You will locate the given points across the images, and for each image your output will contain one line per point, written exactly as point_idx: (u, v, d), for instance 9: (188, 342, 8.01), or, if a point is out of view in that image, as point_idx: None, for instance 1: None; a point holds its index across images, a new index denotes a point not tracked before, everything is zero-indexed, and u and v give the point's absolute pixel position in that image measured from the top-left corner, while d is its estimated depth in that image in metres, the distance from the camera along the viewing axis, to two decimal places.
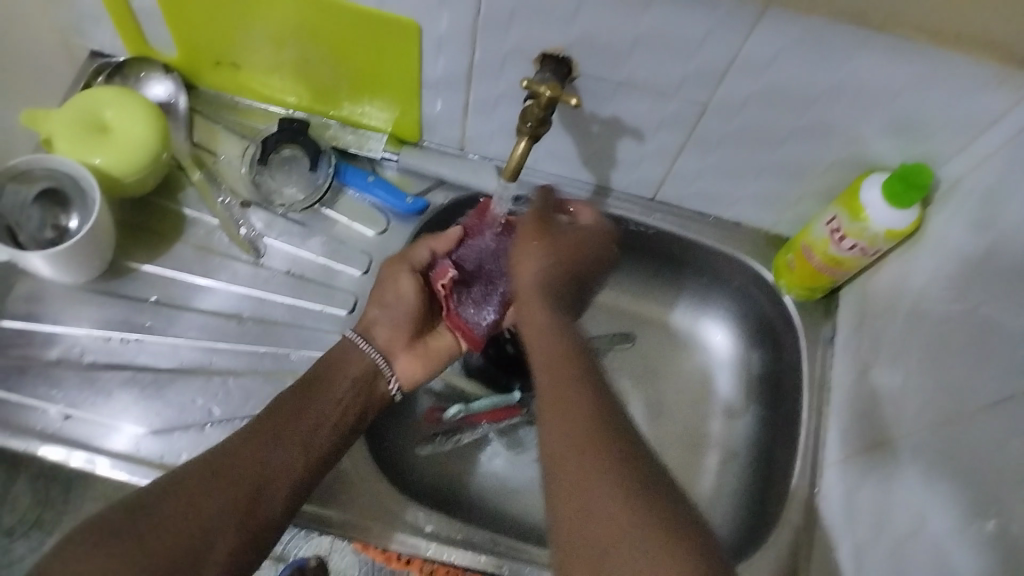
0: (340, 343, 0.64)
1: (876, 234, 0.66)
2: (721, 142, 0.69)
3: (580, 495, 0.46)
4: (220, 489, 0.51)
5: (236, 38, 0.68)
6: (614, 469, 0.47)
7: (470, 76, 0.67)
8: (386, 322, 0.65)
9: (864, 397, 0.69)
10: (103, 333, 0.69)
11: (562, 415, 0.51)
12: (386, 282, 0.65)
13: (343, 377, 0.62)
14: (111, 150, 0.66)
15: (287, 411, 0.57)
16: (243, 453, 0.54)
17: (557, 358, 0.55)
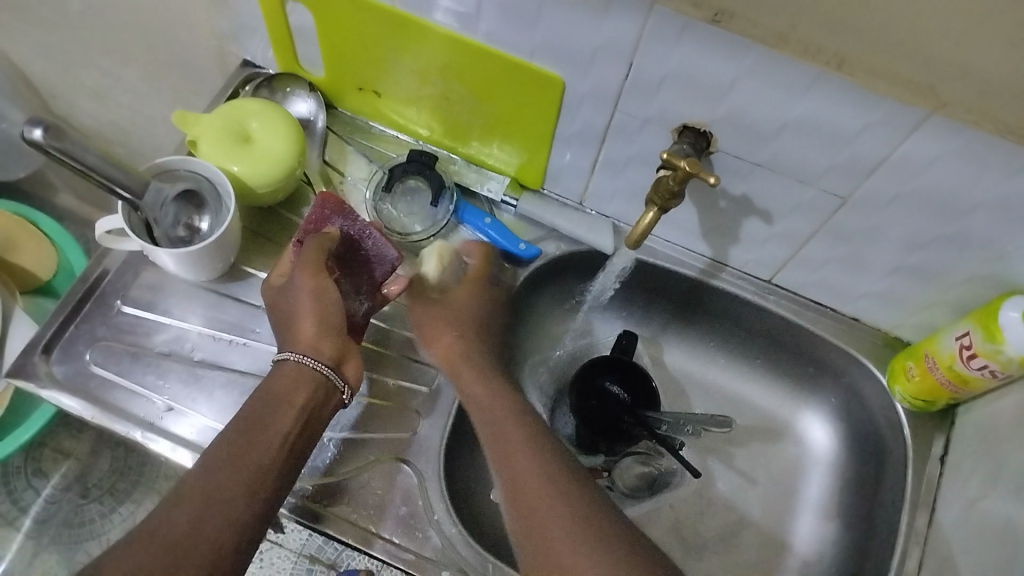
0: (285, 371, 0.62)
1: (1011, 360, 0.61)
2: (854, 237, 0.66)
3: (539, 528, 0.57)
4: (157, 555, 0.50)
5: (383, 68, 0.70)
6: (567, 510, 0.58)
7: (606, 134, 0.67)
8: (314, 328, 0.64)
9: (976, 528, 0.64)
10: (214, 332, 0.71)
11: (552, 537, 0.57)
12: (294, 296, 0.65)
13: (289, 412, 0.60)
14: (251, 159, 0.68)
15: (213, 466, 0.55)
16: (175, 516, 0.52)
17: (508, 447, 0.64)
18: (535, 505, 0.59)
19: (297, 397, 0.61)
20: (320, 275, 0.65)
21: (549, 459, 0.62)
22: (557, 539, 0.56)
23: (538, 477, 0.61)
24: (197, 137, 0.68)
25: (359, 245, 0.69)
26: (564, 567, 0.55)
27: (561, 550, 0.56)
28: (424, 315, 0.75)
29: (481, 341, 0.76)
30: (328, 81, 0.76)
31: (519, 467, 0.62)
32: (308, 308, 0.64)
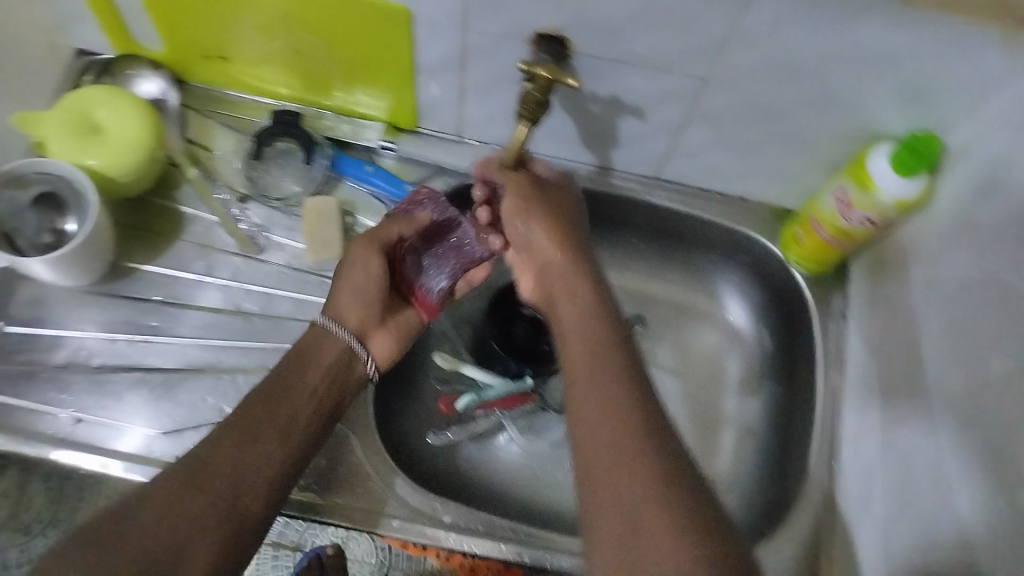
0: (311, 330, 0.60)
1: (886, 206, 0.64)
2: (724, 116, 0.67)
3: (615, 484, 0.44)
4: (194, 499, 0.48)
5: (223, 30, 0.67)
6: (648, 458, 0.44)
7: (465, 58, 0.66)
8: (352, 298, 0.62)
9: (882, 369, 0.68)
10: (109, 335, 0.69)
11: (587, 384, 0.50)
12: (354, 263, 0.62)
13: (321, 369, 0.58)
14: (104, 150, 0.66)
15: (245, 420, 0.53)
16: (216, 457, 0.50)
17: (591, 361, 0.51)
18: (583, 378, 0.50)
19: (326, 355, 0.59)
20: (376, 256, 0.62)
21: (609, 313, 0.55)
22: (589, 389, 0.49)
23: (582, 312, 0.55)
24: (42, 136, 0.65)
25: (449, 236, 0.67)
26: (583, 405, 0.49)
27: (580, 392, 0.50)
28: (523, 183, 0.62)
29: (578, 216, 0.64)
30: (172, 53, 0.73)
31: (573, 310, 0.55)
32: (361, 277, 0.62)
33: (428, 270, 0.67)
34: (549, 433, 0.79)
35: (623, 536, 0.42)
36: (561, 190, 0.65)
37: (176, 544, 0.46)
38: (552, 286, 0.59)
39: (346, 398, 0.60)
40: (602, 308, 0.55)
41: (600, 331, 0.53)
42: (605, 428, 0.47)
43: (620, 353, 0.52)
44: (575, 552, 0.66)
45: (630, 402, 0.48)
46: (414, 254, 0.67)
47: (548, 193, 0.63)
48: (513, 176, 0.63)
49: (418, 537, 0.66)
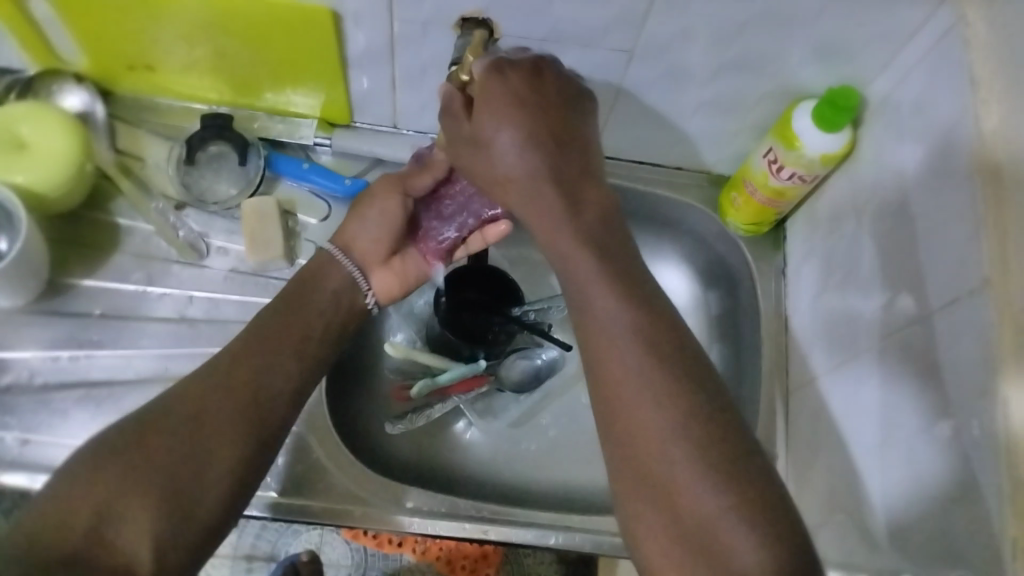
0: (318, 257, 0.65)
1: (812, 160, 0.66)
2: (651, 87, 0.69)
3: (651, 458, 0.45)
4: (213, 405, 0.53)
5: (145, 39, 0.66)
6: (690, 436, 0.45)
7: (392, 48, 0.66)
8: (359, 228, 0.66)
9: (820, 321, 0.70)
10: (51, 354, 0.68)
11: (607, 326, 0.49)
12: (373, 200, 0.66)
13: (325, 294, 0.63)
14: (31, 165, 0.65)
15: (261, 337, 0.58)
16: (238, 366, 0.56)
17: (612, 336, 0.49)
18: (612, 349, 0.48)
19: (332, 279, 0.64)
20: (399, 194, 0.66)
21: (602, 235, 0.53)
22: (616, 329, 0.49)
23: (593, 254, 0.51)
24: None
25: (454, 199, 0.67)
26: (614, 351, 0.48)
27: (600, 339, 0.49)
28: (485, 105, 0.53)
29: (563, 109, 0.54)
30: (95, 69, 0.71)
31: (572, 248, 0.52)
32: (374, 211, 0.66)
33: (437, 219, 0.68)
34: (504, 415, 0.81)
35: (662, 497, 0.44)
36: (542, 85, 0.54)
37: (206, 441, 0.52)
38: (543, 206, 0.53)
39: (353, 322, 0.65)
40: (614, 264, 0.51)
41: (631, 324, 0.49)
42: (637, 378, 0.47)
43: (653, 329, 0.49)
44: (536, 525, 0.68)
45: (633, 339, 0.48)
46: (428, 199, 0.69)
47: (515, 87, 0.53)
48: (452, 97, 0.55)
49: (384, 526, 0.67)
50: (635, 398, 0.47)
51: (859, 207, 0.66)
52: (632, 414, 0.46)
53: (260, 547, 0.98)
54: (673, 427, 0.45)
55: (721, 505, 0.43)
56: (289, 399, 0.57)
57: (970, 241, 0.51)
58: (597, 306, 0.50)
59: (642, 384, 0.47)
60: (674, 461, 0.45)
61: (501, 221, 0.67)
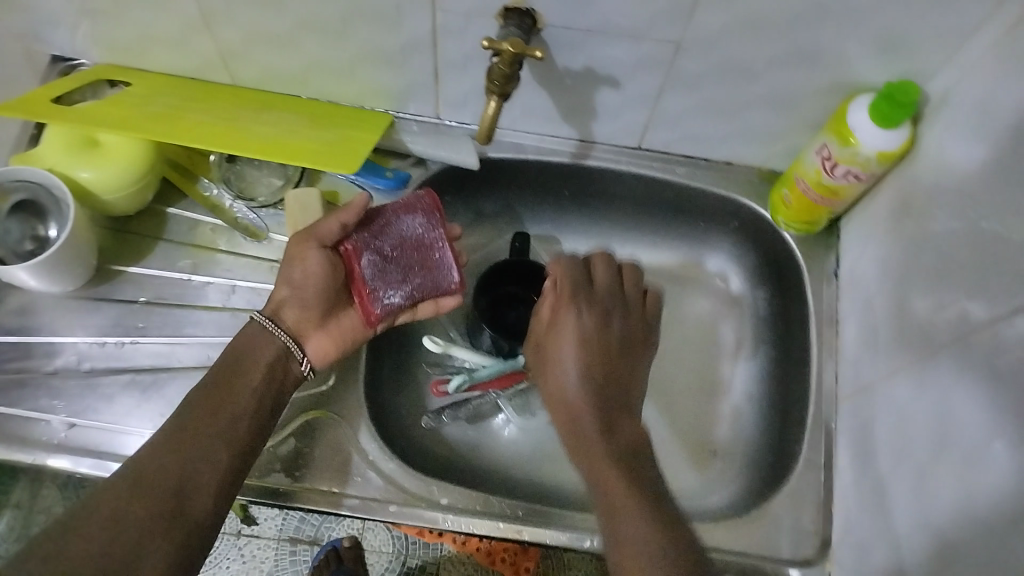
0: (249, 328, 0.63)
1: (868, 158, 0.64)
2: (701, 80, 0.67)
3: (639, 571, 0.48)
4: (138, 502, 0.50)
5: (186, 24, 0.66)
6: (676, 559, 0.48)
7: (436, 38, 0.65)
8: (287, 291, 0.64)
9: (872, 325, 0.68)
10: (98, 339, 0.69)
11: (622, 522, 0.50)
12: (292, 261, 0.64)
13: (257, 367, 0.61)
14: (101, 161, 0.66)
15: (187, 426, 0.55)
16: (163, 459, 0.53)
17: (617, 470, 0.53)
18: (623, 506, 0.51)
19: (261, 355, 0.62)
20: (316, 245, 0.64)
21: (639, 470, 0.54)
22: (615, 475, 0.53)
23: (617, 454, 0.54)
24: (47, 165, 0.65)
25: (427, 251, 0.67)
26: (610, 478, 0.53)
27: (602, 465, 0.54)
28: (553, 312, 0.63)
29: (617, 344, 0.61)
30: (154, 67, 0.74)
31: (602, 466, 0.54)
32: (299, 276, 0.63)
33: (381, 280, 0.65)
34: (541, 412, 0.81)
35: None
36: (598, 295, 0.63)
37: (131, 544, 0.48)
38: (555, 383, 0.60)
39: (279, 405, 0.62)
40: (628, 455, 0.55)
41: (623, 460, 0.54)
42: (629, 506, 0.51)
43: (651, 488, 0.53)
44: (572, 525, 0.67)
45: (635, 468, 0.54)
46: (375, 259, 0.65)
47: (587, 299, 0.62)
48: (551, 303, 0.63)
49: (417, 521, 0.66)
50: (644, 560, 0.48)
51: (917, 208, 0.63)
52: (619, 544, 0.49)
53: (304, 531, 1.06)
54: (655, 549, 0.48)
55: None
56: (215, 496, 0.54)
57: None
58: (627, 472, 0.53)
59: (636, 520, 0.50)
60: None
61: (451, 283, 0.68)
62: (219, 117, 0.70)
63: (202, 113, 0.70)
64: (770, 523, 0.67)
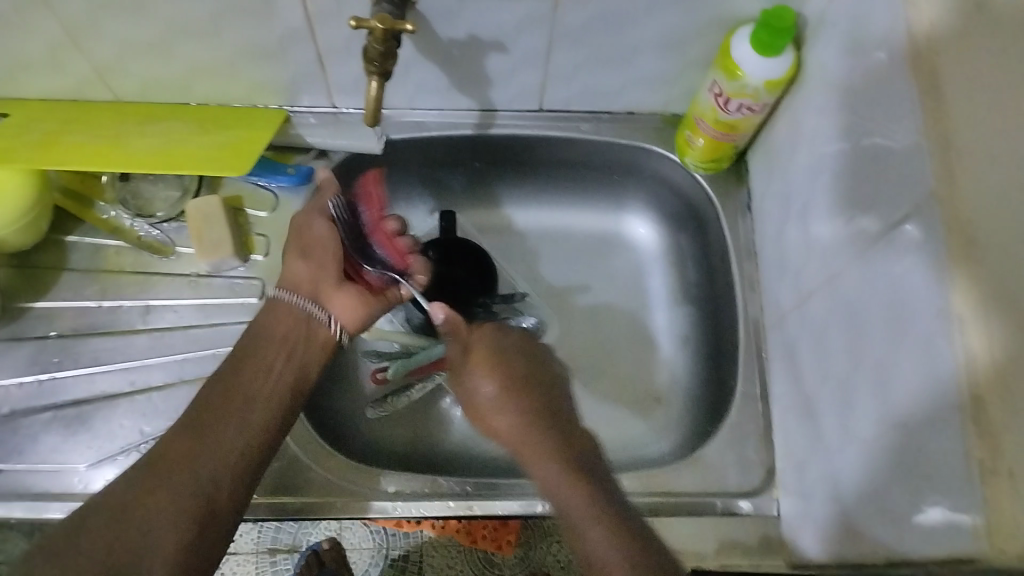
0: (270, 298, 0.65)
1: (757, 89, 0.64)
2: (585, 34, 0.66)
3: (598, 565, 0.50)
4: (152, 488, 0.52)
5: (51, 46, 0.64)
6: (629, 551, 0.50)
7: (312, 25, 0.64)
8: (299, 258, 0.65)
9: (786, 252, 0.68)
10: (15, 380, 0.67)
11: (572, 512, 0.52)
12: (298, 229, 0.66)
13: (282, 345, 0.62)
14: None
15: (205, 412, 0.57)
16: (182, 445, 0.54)
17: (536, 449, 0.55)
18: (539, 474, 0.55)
19: (281, 329, 0.63)
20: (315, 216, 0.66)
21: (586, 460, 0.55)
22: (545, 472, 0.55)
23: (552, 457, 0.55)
24: None
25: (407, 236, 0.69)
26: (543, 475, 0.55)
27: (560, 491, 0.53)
28: (487, 353, 0.61)
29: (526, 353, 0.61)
30: (29, 95, 0.71)
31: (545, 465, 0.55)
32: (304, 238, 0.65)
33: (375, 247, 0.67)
34: None
35: None
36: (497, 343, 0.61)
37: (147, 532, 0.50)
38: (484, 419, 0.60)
39: (307, 379, 0.63)
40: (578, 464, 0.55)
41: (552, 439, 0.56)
42: (575, 503, 0.53)
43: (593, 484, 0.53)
44: (522, 493, 0.67)
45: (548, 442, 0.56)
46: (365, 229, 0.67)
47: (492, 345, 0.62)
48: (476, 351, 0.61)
49: (367, 514, 0.66)
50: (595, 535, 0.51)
51: (813, 131, 0.64)
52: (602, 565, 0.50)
53: (281, 540, 1.00)
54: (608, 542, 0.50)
55: None
56: (230, 478, 0.54)
57: (917, 154, 0.49)
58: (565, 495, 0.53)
59: (598, 523, 0.51)
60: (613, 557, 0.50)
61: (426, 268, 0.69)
62: (103, 138, 0.68)
63: (85, 136, 0.67)
64: (716, 460, 0.69)
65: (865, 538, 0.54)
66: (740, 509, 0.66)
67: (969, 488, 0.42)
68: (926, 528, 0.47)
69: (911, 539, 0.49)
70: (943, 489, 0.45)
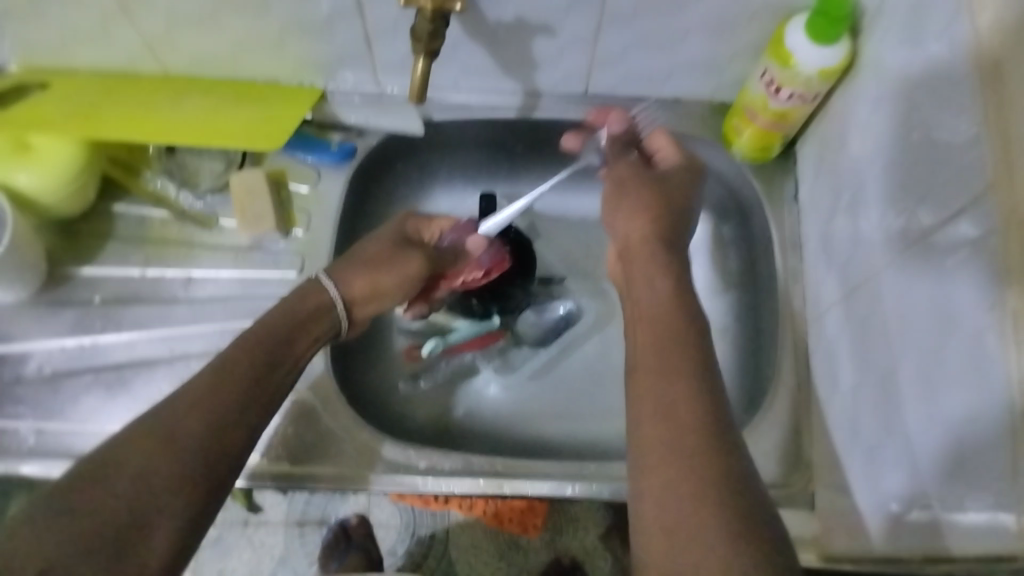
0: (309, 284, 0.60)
1: (810, 77, 0.63)
2: (635, 18, 0.65)
3: (655, 379, 0.48)
4: (159, 453, 0.45)
5: (103, 17, 0.65)
6: (693, 415, 0.45)
7: (361, 2, 0.63)
8: (384, 247, 0.65)
9: (832, 247, 0.67)
10: (59, 343, 0.69)
11: (664, 329, 0.50)
12: (395, 263, 0.64)
13: (313, 327, 0.58)
14: (41, 168, 0.66)
15: (237, 364, 0.51)
16: (176, 413, 0.47)
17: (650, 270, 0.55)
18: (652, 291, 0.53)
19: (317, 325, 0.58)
20: (417, 275, 0.67)
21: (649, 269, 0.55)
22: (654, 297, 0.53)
23: (665, 280, 0.54)
24: None
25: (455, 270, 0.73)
26: (649, 343, 0.50)
27: (645, 380, 0.48)
28: (630, 166, 0.65)
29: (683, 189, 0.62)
30: (82, 64, 0.72)
31: (655, 295, 0.53)
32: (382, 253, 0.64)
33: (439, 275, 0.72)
34: (522, 367, 0.81)
35: (672, 459, 0.44)
36: (675, 178, 0.62)
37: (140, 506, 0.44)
38: (614, 217, 0.61)
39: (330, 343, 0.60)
40: (675, 288, 0.53)
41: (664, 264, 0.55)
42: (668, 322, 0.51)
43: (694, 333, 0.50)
44: (552, 475, 0.67)
45: (688, 326, 0.50)
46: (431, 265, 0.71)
47: (666, 177, 0.62)
48: (624, 164, 0.65)
49: (397, 488, 0.67)
50: (674, 344, 0.49)
51: (865, 124, 0.62)
52: (659, 414, 0.46)
53: (311, 511, 0.98)
54: (688, 400, 0.46)
55: (690, 504, 0.42)
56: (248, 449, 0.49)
57: (975, 149, 0.47)
58: (661, 364, 0.48)
59: (680, 409, 0.46)
60: (681, 480, 0.43)
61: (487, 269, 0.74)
62: (142, 107, 0.69)
63: (133, 106, 0.68)
64: (750, 452, 0.68)
65: (905, 533, 0.53)
66: (773, 500, 0.66)
67: (1020, 488, 0.42)
68: (971, 526, 0.47)
69: (954, 537, 0.48)
70: (989, 488, 0.45)
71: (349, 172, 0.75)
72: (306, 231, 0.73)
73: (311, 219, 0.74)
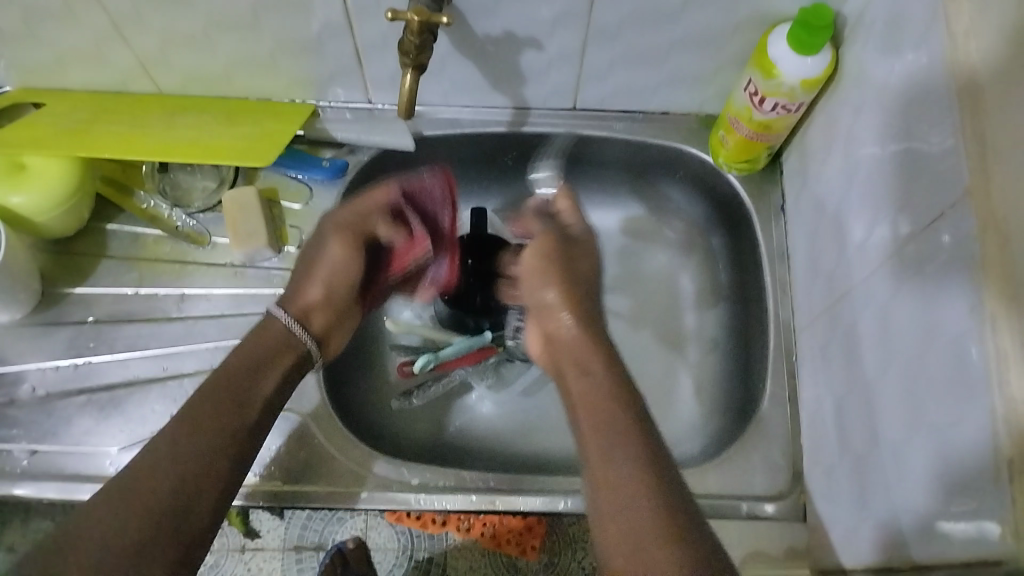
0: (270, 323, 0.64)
1: (793, 87, 0.64)
2: (619, 32, 0.66)
3: (608, 461, 0.52)
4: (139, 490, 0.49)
5: (96, 39, 0.66)
6: (647, 502, 0.49)
7: (350, 20, 0.64)
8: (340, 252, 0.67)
9: (820, 255, 0.68)
10: (53, 364, 0.69)
11: (603, 408, 0.55)
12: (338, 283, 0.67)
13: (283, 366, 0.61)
14: (32, 188, 0.66)
15: (207, 404, 0.55)
16: (155, 455, 0.51)
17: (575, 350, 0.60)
18: (592, 376, 0.58)
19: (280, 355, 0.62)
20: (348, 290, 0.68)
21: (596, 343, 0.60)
22: (585, 381, 0.58)
23: (606, 362, 0.58)
24: None
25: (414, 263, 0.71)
26: (591, 400, 0.56)
27: (602, 468, 0.52)
28: (549, 240, 0.65)
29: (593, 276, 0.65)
30: (76, 86, 0.73)
31: (592, 377, 0.57)
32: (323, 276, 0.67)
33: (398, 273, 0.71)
34: (516, 383, 0.81)
35: (632, 543, 0.47)
36: (576, 256, 0.65)
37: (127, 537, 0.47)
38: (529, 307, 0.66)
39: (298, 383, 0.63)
40: (613, 362, 0.59)
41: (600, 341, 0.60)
42: (598, 413, 0.55)
43: (631, 398, 0.56)
44: (544, 490, 0.67)
45: (628, 418, 0.54)
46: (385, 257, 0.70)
47: (562, 259, 0.64)
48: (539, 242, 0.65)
49: (390, 505, 0.67)
50: (613, 420, 0.54)
51: (850, 131, 0.63)
52: (609, 485, 0.50)
53: (308, 536, 0.84)
54: (642, 470, 0.50)
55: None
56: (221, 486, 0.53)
57: (954, 150, 0.48)
58: (609, 446, 0.52)
59: (629, 477, 0.50)
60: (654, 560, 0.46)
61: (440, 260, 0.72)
62: (133, 127, 0.69)
63: (126, 126, 0.69)
64: (743, 463, 0.68)
65: (894, 540, 0.53)
66: (768, 509, 0.66)
67: (1001, 491, 0.42)
68: (953, 535, 0.46)
69: (940, 542, 0.48)
70: (975, 492, 0.44)
71: (341, 190, 0.76)
72: (298, 249, 0.74)
73: (303, 236, 0.74)
